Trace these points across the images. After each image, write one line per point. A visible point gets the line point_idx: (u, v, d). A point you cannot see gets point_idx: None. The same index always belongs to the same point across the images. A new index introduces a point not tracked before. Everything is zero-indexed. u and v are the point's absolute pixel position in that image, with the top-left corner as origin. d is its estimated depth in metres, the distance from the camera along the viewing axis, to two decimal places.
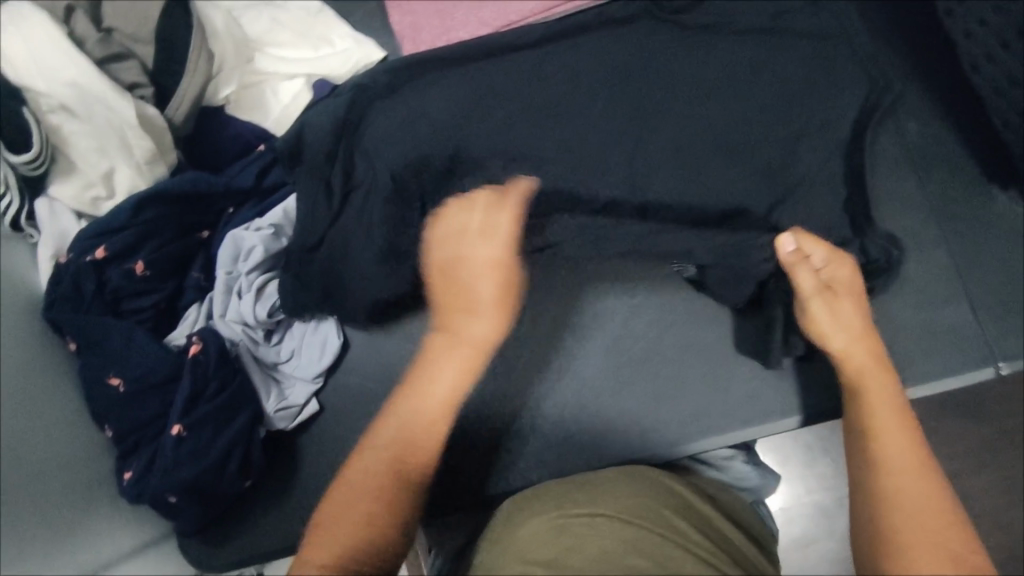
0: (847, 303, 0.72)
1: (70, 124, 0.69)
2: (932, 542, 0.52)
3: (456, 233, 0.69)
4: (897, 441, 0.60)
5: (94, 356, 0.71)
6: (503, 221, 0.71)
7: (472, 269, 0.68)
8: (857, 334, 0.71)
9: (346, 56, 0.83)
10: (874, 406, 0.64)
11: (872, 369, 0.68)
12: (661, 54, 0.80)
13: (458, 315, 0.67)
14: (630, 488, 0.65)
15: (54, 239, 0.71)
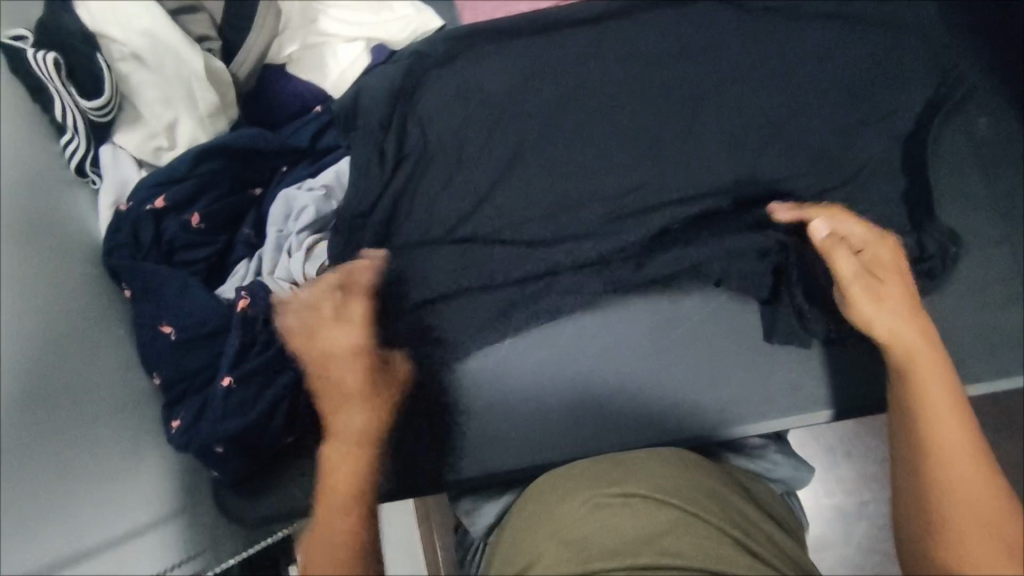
0: (897, 286, 0.63)
1: (139, 73, 0.70)
2: (987, 537, 0.51)
3: (308, 325, 0.64)
4: (950, 429, 0.56)
5: (149, 303, 0.73)
6: (355, 308, 0.65)
7: (326, 353, 0.62)
8: (903, 315, 0.62)
9: (405, 23, 0.83)
10: (923, 386, 0.58)
11: (923, 343, 0.61)
12: (722, 40, 0.78)
13: (344, 401, 0.61)
14: (666, 465, 0.65)
15: (115, 186, 0.73)
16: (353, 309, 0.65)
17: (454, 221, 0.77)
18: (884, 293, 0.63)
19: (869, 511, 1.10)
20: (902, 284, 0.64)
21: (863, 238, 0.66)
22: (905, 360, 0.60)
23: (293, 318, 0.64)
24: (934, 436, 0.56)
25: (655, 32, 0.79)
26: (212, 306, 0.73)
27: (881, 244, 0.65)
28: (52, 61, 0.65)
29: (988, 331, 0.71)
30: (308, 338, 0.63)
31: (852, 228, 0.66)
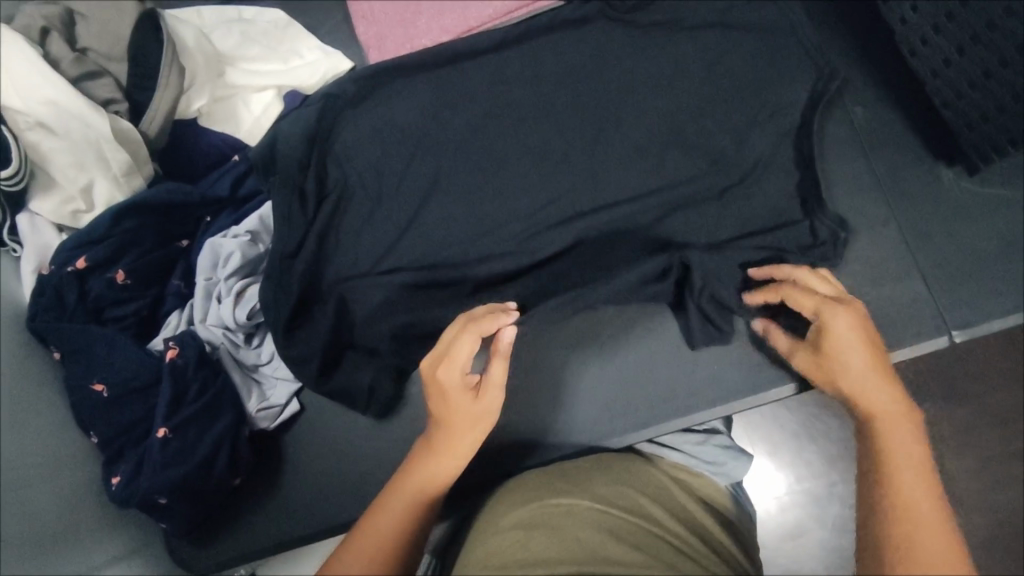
0: (861, 338, 0.60)
1: (48, 141, 0.69)
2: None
3: (444, 346, 0.65)
4: (908, 472, 0.50)
5: (78, 363, 0.73)
6: (496, 367, 0.64)
7: (451, 414, 0.63)
8: (868, 368, 0.58)
9: (315, 68, 0.85)
10: (882, 433, 0.54)
11: (897, 409, 0.55)
12: (618, 55, 0.81)
13: (445, 425, 0.63)
14: (608, 485, 0.65)
15: (36, 252, 0.73)
16: (493, 368, 0.64)
17: (381, 252, 0.80)
18: (851, 345, 0.60)
19: (839, 491, 1.09)
20: (865, 339, 0.61)
21: (818, 297, 0.66)
22: (883, 415, 0.55)
23: (459, 353, 0.64)
24: (892, 475, 0.50)
25: (555, 55, 0.82)
26: (143, 359, 0.75)
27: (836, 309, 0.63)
28: None
29: (893, 309, 0.75)
30: (435, 385, 0.64)
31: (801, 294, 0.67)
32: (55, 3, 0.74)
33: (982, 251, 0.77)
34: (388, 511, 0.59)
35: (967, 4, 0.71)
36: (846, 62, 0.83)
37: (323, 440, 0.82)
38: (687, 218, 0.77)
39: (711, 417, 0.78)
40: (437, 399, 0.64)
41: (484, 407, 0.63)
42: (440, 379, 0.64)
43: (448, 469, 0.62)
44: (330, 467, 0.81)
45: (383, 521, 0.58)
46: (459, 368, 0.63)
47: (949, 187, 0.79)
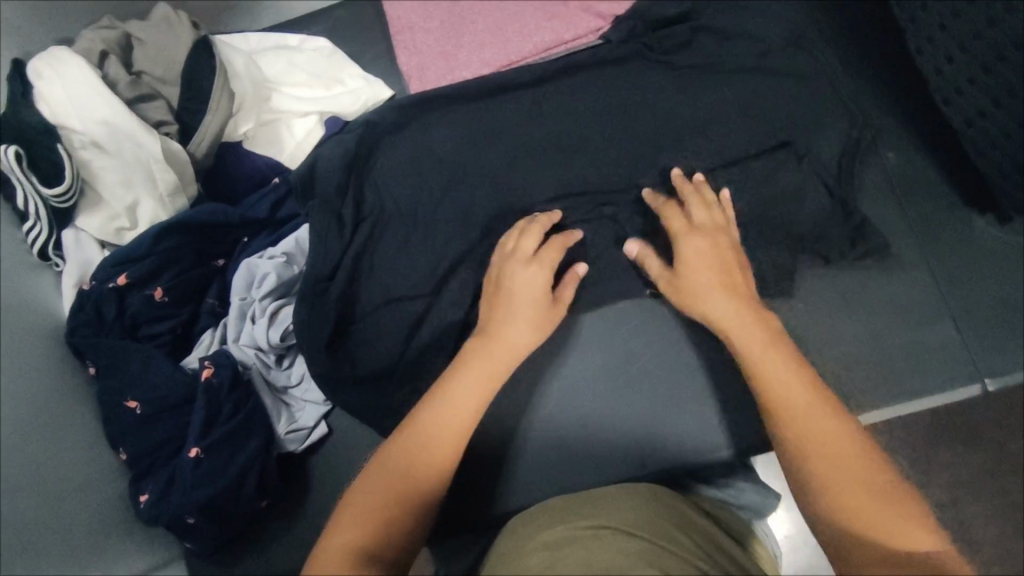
0: (704, 251, 0.67)
1: (99, 159, 0.72)
2: (847, 481, 0.51)
3: (510, 251, 0.72)
4: (794, 394, 0.55)
5: (113, 380, 0.74)
6: (569, 290, 0.71)
7: (503, 322, 0.66)
8: (726, 276, 0.65)
9: (356, 95, 0.86)
10: (756, 366, 0.58)
11: (752, 323, 0.61)
12: (655, 93, 0.82)
13: (495, 327, 0.66)
14: (636, 512, 0.64)
15: (78, 267, 0.75)
16: (567, 291, 0.71)
17: (416, 280, 0.80)
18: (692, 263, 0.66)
19: None
20: (710, 246, 0.67)
21: (686, 221, 0.70)
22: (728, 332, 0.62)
23: (519, 266, 0.70)
24: (783, 403, 0.55)
25: (591, 92, 0.83)
26: (177, 378, 0.74)
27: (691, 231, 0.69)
28: (13, 154, 0.66)
29: (920, 354, 0.77)
30: (498, 283, 0.70)
31: (693, 206, 0.72)
32: (112, 28, 0.77)
33: (1002, 299, 0.79)
34: (392, 462, 0.56)
35: (1007, 59, 0.72)
36: (876, 110, 0.85)
37: (349, 464, 0.82)
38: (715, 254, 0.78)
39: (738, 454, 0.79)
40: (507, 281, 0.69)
41: (555, 318, 0.69)
42: (516, 275, 0.69)
43: (468, 404, 0.60)
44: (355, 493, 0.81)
45: (387, 484, 0.54)
46: (541, 279, 0.69)
47: (975, 236, 0.81)
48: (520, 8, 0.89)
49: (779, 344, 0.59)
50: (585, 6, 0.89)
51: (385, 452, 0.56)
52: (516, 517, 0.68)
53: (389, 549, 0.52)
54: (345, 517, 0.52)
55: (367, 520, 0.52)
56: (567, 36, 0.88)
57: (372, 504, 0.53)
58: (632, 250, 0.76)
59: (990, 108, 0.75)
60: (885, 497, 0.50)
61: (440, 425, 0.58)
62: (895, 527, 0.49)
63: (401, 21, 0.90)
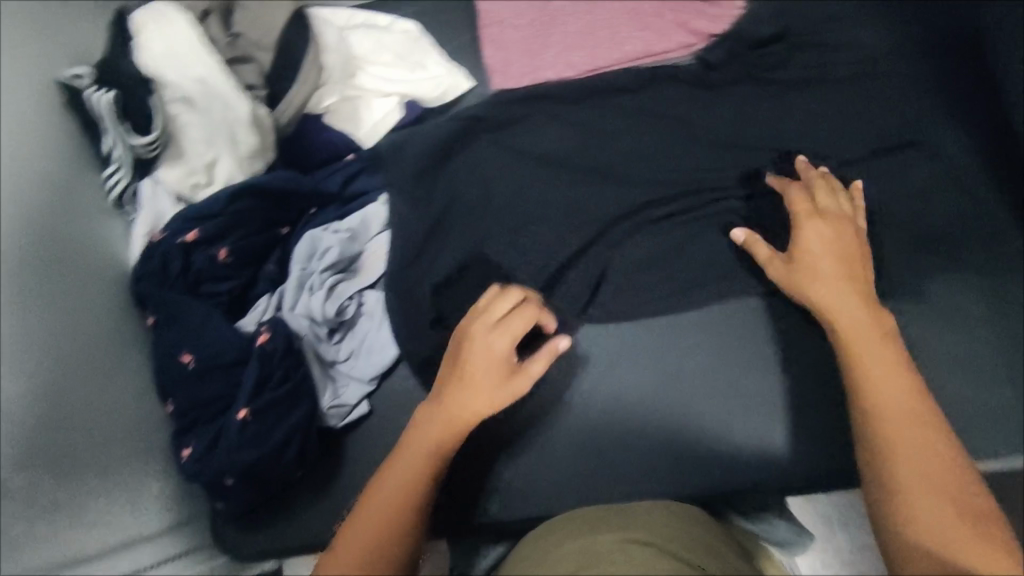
0: (827, 238, 0.69)
1: (187, 115, 0.73)
2: (929, 487, 0.53)
3: (473, 315, 0.69)
4: (893, 393, 0.58)
5: (170, 331, 0.75)
6: (536, 364, 0.66)
7: (455, 394, 0.65)
8: (840, 271, 0.67)
9: (438, 82, 0.87)
10: (861, 364, 0.60)
11: (863, 320, 0.63)
12: (735, 117, 0.83)
13: (448, 397, 0.65)
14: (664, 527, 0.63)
15: (150, 218, 0.76)
16: (534, 365, 0.66)
17: (476, 271, 0.81)
18: (816, 251, 0.68)
19: None
20: (833, 234, 0.69)
21: (811, 206, 0.72)
22: (841, 327, 0.63)
23: (478, 334, 0.66)
24: (884, 402, 0.58)
25: (677, 108, 0.84)
26: (233, 339, 0.75)
27: (815, 216, 0.71)
28: (109, 100, 0.70)
29: (981, 411, 0.76)
30: (455, 350, 0.67)
31: (824, 194, 0.73)
32: None
33: None
34: (395, 480, 0.62)
35: None
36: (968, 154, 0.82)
37: (386, 446, 0.82)
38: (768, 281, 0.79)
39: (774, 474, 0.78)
40: (467, 347, 0.66)
41: (514, 391, 0.65)
42: (472, 343, 0.66)
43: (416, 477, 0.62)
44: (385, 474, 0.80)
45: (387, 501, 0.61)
46: (495, 351, 0.66)
47: None
48: (613, 15, 0.89)
49: (889, 343, 0.62)
50: (679, 21, 0.88)
51: (344, 535, 0.59)
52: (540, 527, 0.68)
53: None
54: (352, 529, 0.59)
55: None
56: (657, 48, 0.88)
57: None
58: (737, 234, 0.75)
59: None
60: (962, 508, 0.52)
61: (390, 504, 0.60)
62: (967, 542, 0.50)
63: (490, 14, 0.90)
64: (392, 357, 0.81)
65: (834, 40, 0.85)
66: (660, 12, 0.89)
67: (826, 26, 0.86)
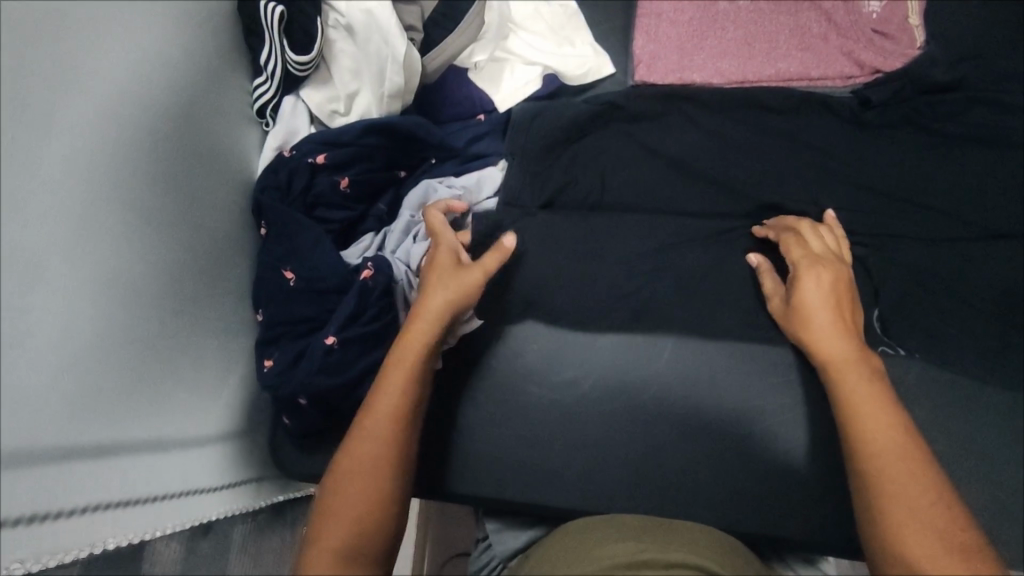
0: (826, 290, 0.68)
1: (344, 43, 0.76)
2: (929, 538, 0.53)
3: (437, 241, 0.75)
4: (884, 436, 0.59)
5: (280, 245, 0.77)
6: (488, 256, 0.71)
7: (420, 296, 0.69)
8: (833, 312, 0.68)
9: (584, 60, 0.86)
10: (854, 404, 0.62)
11: (852, 355, 0.65)
12: (880, 161, 0.79)
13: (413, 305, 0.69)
14: (702, 539, 0.61)
15: (284, 133, 0.78)
16: (484, 257, 0.71)
17: (580, 257, 0.80)
18: (814, 304, 0.68)
19: None
20: (831, 286, 0.69)
21: (807, 251, 0.72)
22: (832, 363, 0.66)
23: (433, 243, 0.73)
24: (874, 444, 0.59)
25: (823, 140, 0.80)
26: (338, 267, 0.76)
27: (817, 265, 0.70)
28: (279, 14, 0.70)
29: None
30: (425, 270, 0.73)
31: (810, 234, 0.74)
32: None
33: None
34: (390, 387, 0.63)
35: None
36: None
37: None
38: (880, 337, 0.75)
39: (838, 538, 0.73)
40: (435, 274, 0.70)
41: (466, 280, 0.69)
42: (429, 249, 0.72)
43: (407, 381, 0.64)
44: (431, 441, 0.78)
45: (395, 396, 0.63)
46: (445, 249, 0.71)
47: None
48: (776, 30, 0.86)
49: (874, 378, 0.63)
50: (846, 49, 0.84)
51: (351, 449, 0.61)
52: (572, 523, 0.65)
53: (361, 535, 0.56)
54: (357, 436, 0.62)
55: (346, 523, 0.56)
56: (814, 73, 0.84)
57: (349, 499, 0.58)
58: (752, 259, 0.77)
59: None
60: (955, 550, 0.52)
61: (387, 414, 0.62)
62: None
63: (650, 5, 0.88)
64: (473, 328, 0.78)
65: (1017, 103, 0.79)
66: (825, 36, 0.85)
67: (1007, 87, 0.80)
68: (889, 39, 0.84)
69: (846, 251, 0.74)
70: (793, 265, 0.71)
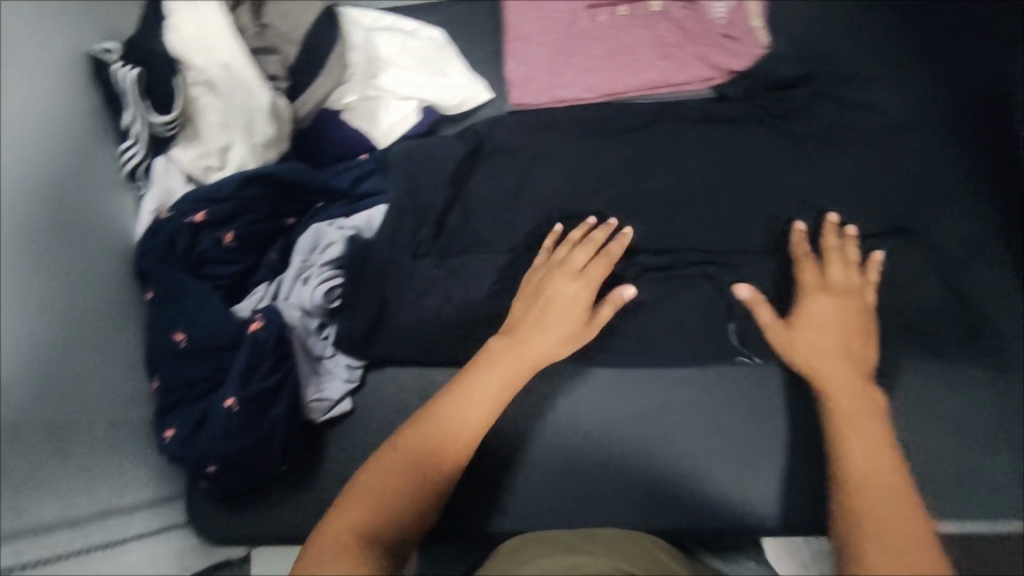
0: (825, 313, 0.71)
1: (209, 98, 0.76)
2: (900, 569, 0.47)
3: (555, 265, 0.75)
4: (873, 455, 0.56)
5: (167, 308, 0.75)
6: (605, 309, 0.74)
7: (535, 324, 0.70)
8: (826, 336, 0.69)
9: (458, 90, 0.88)
10: (847, 421, 0.60)
11: (850, 382, 0.64)
12: (747, 155, 0.83)
13: (532, 329, 0.70)
14: (626, 541, 0.62)
15: (159, 195, 0.77)
16: (603, 308, 0.74)
17: (475, 280, 0.80)
18: (811, 322, 0.71)
19: None
20: (830, 309, 0.72)
21: (819, 277, 0.74)
22: (827, 385, 0.65)
23: (564, 279, 0.73)
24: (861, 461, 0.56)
25: (693, 138, 0.84)
26: (229, 323, 0.75)
27: (822, 291, 0.73)
28: (135, 76, 0.71)
29: (960, 475, 0.77)
30: (537, 290, 0.73)
31: (835, 264, 0.75)
32: None
33: None
34: (484, 387, 0.65)
35: None
36: (979, 224, 0.83)
37: (369, 443, 0.81)
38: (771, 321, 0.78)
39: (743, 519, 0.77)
40: (557, 309, 0.71)
41: (583, 331, 0.72)
42: (563, 287, 0.73)
43: (499, 394, 0.65)
44: None
45: (478, 396, 0.64)
46: (577, 295, 0.72)
47: None
48: (635, 43, 0.90)
49: (873, 412, 0.61)
50: (700, 54, 0.89)
51: (412, 429, 0.61)
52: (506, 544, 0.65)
53: (388, 524, 0.54)
54: (417, 425, 0.61)
55: (372, 500, 0.55)
56: (675, 79, 0.89)
57: (391, 478, 0.57)
58: (744, 293, 0.74)
59: None
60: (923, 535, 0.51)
61: (470, 413, 0.62)
62: None
63: (516, 30, 0.91)
64: (357, 365, 0.82)
65: (855, 98, 0.86)
66: (681, 44, 0.90)
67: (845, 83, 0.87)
68: (735, 40, 0.89)
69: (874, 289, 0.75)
70: (800, 287, 0.74)
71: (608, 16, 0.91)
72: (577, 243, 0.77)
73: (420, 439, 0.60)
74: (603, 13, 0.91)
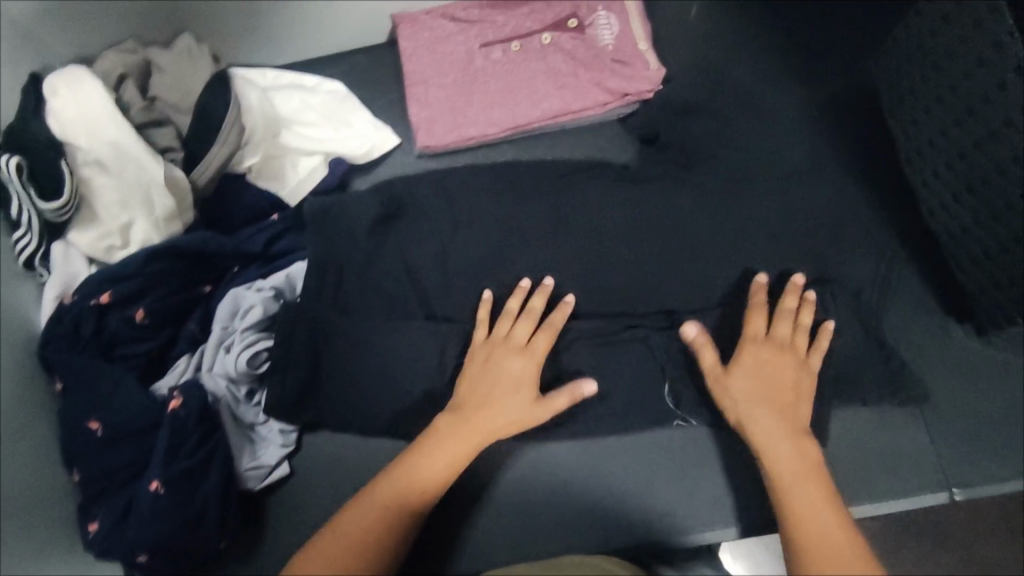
0: (762, 369, 0.71)
1: (101, 177, 0.74)
2: None
3: (502, 339, 0.75)
4: (815, 510, 0.61)
5: (78, 397, 0.72)
6: (560, 398, 0.73)
7: (483, 405, 0.71)
8: (763, 393, 0.69)
9: (364, 139, 0.89)
10: (784, 476, 0.64)
11: (785, 435, 0.67)
12: (646, 175, 0.86)
13: (482, 412, 0.71)
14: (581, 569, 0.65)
15: (62, 281, 0.75)
16: (558, 397, 0.72)
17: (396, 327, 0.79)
18: (748, 376, 0.70)
19: None
20: (767, 365, 0.71)
21: (760, 331, 0.74)
22: (760, 439, 0.67)
23: (513, 355, 0.74)
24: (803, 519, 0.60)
25: (596, 165, 0.87)
26: (147, 403, 0.73)
27: (761, 346, 0.72)
28: (15, 165, 0.68)
29: (890, 456, 0.80)
30: (485, 362, 0.74)
31: (781, 322, 0.74)
32: (134, 54, 0.83)
33: (968, 405, 0.83)
34: (437, 458, 0.68)
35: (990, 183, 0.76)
36: (870, 215, 0.88)
37: (309, 506, 0.80)
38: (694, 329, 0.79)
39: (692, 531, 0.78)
40: (504, 390, 0.72)
41: (534, 413, 0.72)
42: (512, 363, 0.73)
43: (440, 473, 0.67)
44: None
45: (422, 474, 0.67)
46: (524, 373, 0.73)
47: (952, 344, 0.85)
48: (532, 75, 0.92)
49: (815, 472, 0.64)
50: (596, 80, 0.92)
51: (352, 512, 0.64)
52: None
53: None
54: (352, 513, 0.64)
55: None
56: (575, 106, 0.91)
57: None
58: (691, 332, 0.75)
59: (972, 225, 0.80)
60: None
61: (415, 490, 0.66)
62: None
63: (414, 75, 0.93)
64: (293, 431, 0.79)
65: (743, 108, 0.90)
66: (576, 73, 0.92)
67: (732, 96, 0.92)
68: (628, 65, 0.93)
69: (817, 346, 0.74)
70: (742, 343, 0.73)
71: (503, 53, 0.94)
72: (518, 314, 0.77)
73: (354, 526, 0.63)
74: (496, 51, 0.94)
